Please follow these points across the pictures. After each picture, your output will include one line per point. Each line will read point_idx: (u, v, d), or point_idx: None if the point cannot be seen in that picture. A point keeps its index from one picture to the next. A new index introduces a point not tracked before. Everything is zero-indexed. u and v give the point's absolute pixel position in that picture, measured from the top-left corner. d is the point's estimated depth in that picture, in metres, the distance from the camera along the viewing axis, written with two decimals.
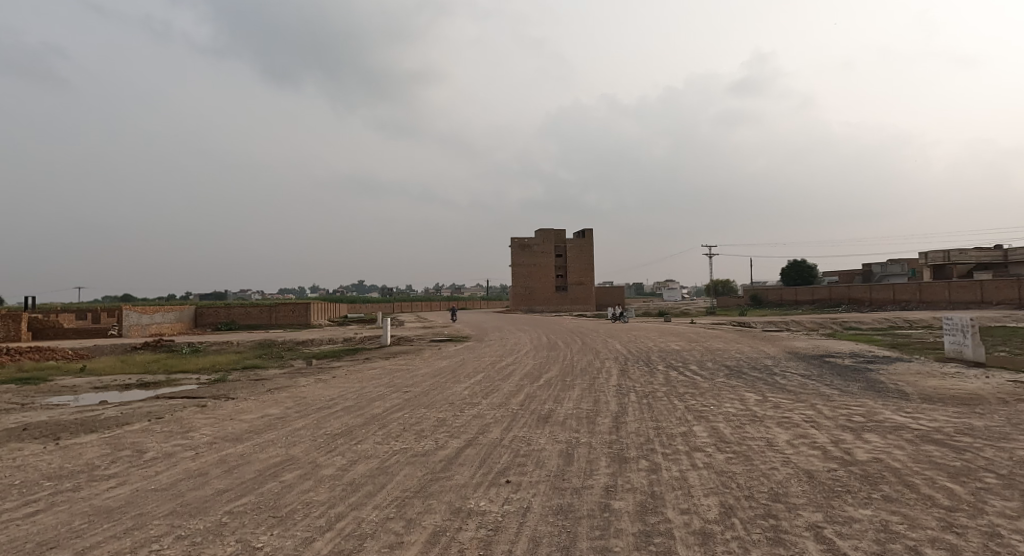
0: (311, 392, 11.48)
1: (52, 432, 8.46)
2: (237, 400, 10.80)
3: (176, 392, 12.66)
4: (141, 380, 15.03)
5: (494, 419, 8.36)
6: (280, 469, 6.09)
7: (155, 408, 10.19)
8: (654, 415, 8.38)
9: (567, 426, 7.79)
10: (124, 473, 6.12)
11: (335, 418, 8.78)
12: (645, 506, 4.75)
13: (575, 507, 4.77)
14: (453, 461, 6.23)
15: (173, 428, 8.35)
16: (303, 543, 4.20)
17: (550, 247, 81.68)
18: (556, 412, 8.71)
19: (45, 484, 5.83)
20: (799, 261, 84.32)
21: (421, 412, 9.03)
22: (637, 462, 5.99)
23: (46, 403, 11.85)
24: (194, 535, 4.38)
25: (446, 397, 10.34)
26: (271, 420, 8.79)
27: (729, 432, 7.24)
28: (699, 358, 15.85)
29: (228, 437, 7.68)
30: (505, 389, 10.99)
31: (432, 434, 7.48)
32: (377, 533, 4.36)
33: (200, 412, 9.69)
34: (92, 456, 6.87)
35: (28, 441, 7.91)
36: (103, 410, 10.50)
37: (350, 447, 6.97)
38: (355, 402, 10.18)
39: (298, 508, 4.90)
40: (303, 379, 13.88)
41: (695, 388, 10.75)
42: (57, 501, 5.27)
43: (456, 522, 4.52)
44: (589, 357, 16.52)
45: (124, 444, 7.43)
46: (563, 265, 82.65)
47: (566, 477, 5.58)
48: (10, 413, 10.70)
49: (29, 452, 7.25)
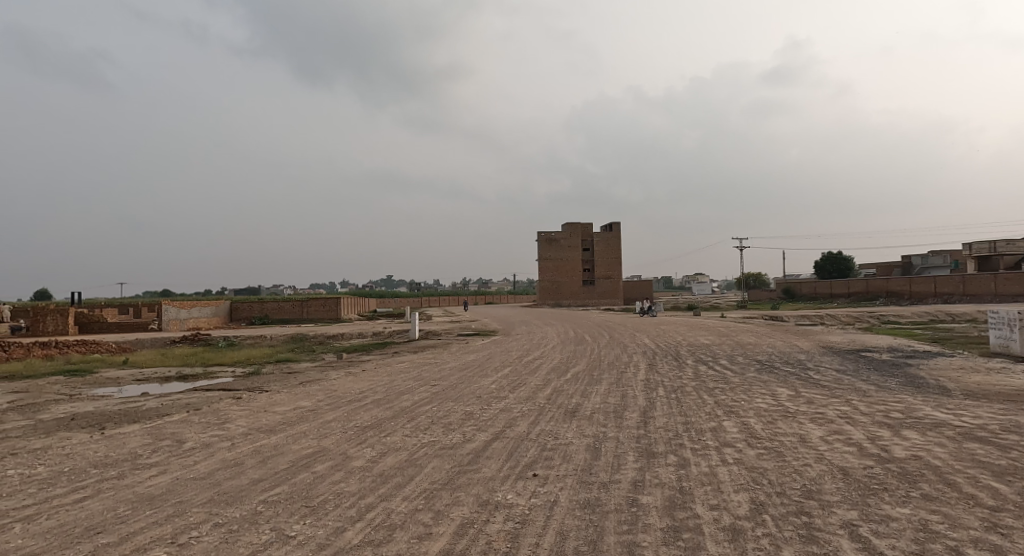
0: (341, 385, 11.71)
1: (98, 421, 8.83)
2: (270, 393, 11.10)
3: (213, 384, 13.14)
4: (181, 373, 15.56)
5: (521, 412, 8.38)
6: (312, 460, 6.23)
7: (193, 400, 10.53)
8: (683, 410, 8.28)
9: (594, 419, 7.76)
10: (165, 462, 6.35)
11: (365, 411, 8.93)
12: (674, 501, 4.70)
13: (602, 501, 4.75)
14: (481, 454, 6.27)
15: (210, 419, 8.61)
16: (335, 532, 4.29)
17: (577, 241, 81.30)
18: (584, 406, 8.67)
19: (93, 471, 6.10)
20: (834, 253, 81.80)
21: (449, 405, 9.13)
22: (666, 457, 5.94)
23: (92, 394, 12.39)
24: (231, 523, 4.51)
25: (474, 391, 10.43)
26: (304, 412, 9.00)
27: (760, 427, 7.13)
28: (730, 352, 15.64)
29: (262, 428, 7.88)
30: (531, 383, 11.03)
31: (459, 427, 7.53)
32: (406, 524, 4.42)
33: (235, 404, 9.96)
34: (135, 445, 7.15)
35: (74, 431, 8.25)
36: (143, 401, 10.92)
37: (379, 439, 7.08)
38: (384, 395, 10.36)
39: (330, 499, 5.01)
40: (334, 372, 14.20)
41: (726, 383, 10.56)
42: (104, 488, 5.51)
43: (483, 515, 4.56)
44: (616, 352, 16.29)
45: (165, 434, 7.71)
46: (590, 259, 82.33)
47: (593, 471, 5.57)
48: (60, 403, 11.19)
49: (77, 441, 7.57)
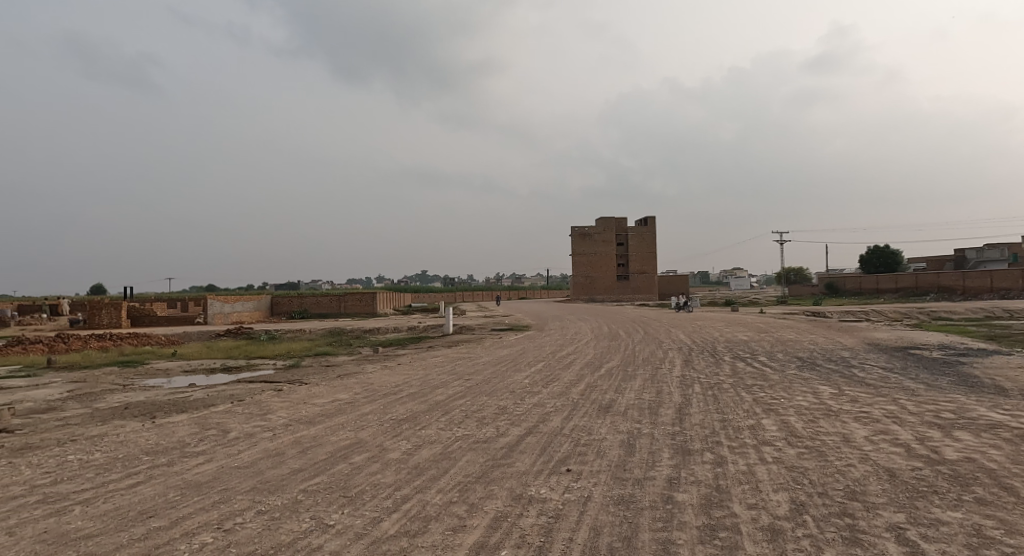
0: (378, 378, 11.93)
1: (149, 410, 9.24)
2: (310, 385, 11.40)
3: (256, 376, 13.57)
4: (225, 365, 16.12)
5: (554, 408, 8.37)
6: (350, 451, 6.37)
7: (237, 391, 10.90)
8: (720, 407, 8.12)
9: (628, 416, 7.69)
10: (211, 450, 6.59)
11: (400, 404, 9.07)
12: (711, 500, 4.62)
13: (637, 498, 4.71)
14: (514, 449, 6.30)
15: (253, 410, 8.90)
16: (371, 522, 4.38)
17: (611, 235, 80.54)
18: (618, 402, 8.60)
19: (144, 458, 6.38)
20: (881, 247, 78.84)
21: (483, 399, 9.19)
22: (702, 455, 5.84)
23: (143, 384, 12.96)
24: (273, 511, 4.66)
25: (507, 385, 10.48)
26: (341, 404, 9.21)
27: (801, 426, 6.93)
28: (769, 349, 15.26)
29: (302, 420, 8.10)
30: (565, 378, 11.01)
31: (493, 422, 7.58)
32: (441, 516, 4.48)
33: (276, 395, 10.27)
34: (184, 434, 7.45)
35: (127, 419, 8.64)
36: (190, 392, 11.37)
37: (415, 432, 7.18)
38: (419, 388, 10.50)
39: (367, 489, 5.12)
40: (370, 366, 14.47)
41: (765, 380, 10.31)
42: (155, 474, 5.76)
43: (517, 508, 4.58)
44: (651, 348, 16.08)
45: (211, 423, 8.01)
46: (625, 254, 81.46)
47: (627, 467, 5.53)
48: (114, 392, 11.75)
49: (130, 429, 7.94)
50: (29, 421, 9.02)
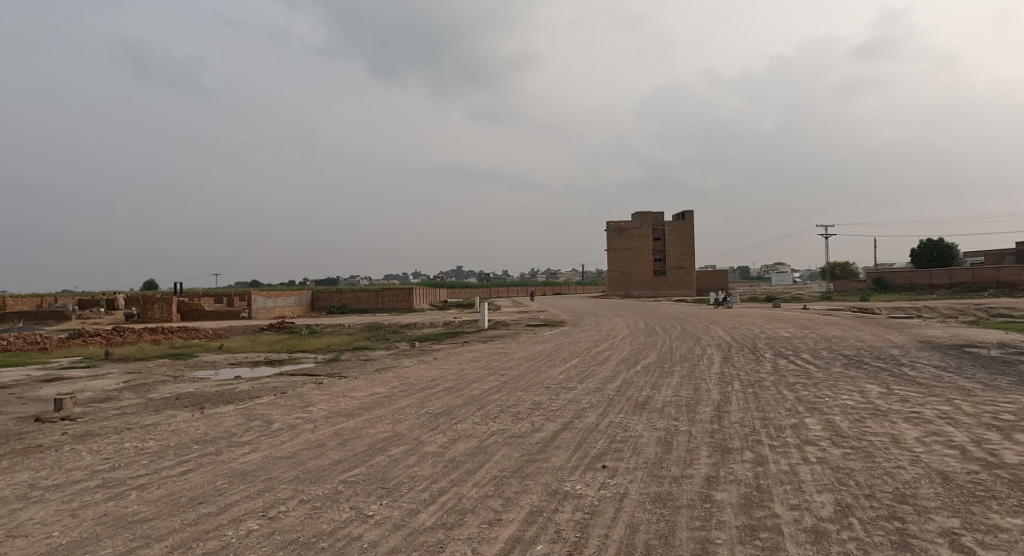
0: (414, 373, 12.11)
1: (199, 401, 9.63)
2: (349, 379, 11.66)
3: (298, 369, 13.96)
4: (269, 358, 16.64)
5: (590, 404, 8.33)
6: (388, 444, 6.49)
7: (280, 384, 11.24)
8: (761, 405, 7.92)
9: (665, 413, 7.58)
10: (256, 440, 6.82)
11: (437, 398, 9.18)
12: (751, 499, 4.52)
13: (674, 496, 4.64)
14: (549, 444, 6.29)
15: (295, 402, 9.17)
16: (409, 514, 4.45)
17: (648, 230, 79.40)
18: (655, 399, 8.49)
19: (194, 447, 6.65)
20: (935, 240, 75.37)
21: (518, 394, 9.21)
22: (742, 454, 5.71)
23: (193, 376, 13.51)
24: (314, 500, 4.79)
25: (542, 380, 10.48)
26: (379, 397, 9.38)
27: (846, 426, 6.70)
28: (813, 346, 14.79)
29: (342, 412, 8.28)
30: (601, 374, 10.93)
31: (528, 417, 7.59)
32: (477, 509, 4.52)
33: (317, 388, 10.54)
34: (230, 424, 7.73)
35: (178, 409, 9.03)
36: (236, 384, 11.79)
37: (451, 426, 7.26)
38: (455, 383, 10.61)
39: (404, 481, 5.20)
40: (407, 360, 14.70)
41: (808, 379, 10.00)
42: (204, 462, 6.00)
43: (552, 503, 4.58)
44: (688, 344, 15.81)
45: (256, 415, 8.28)
46: (662, 249, 80.21)
47: (664, 464, 5.45)
48: (166, 384, 12.28)
49: (181, 418, 8.29)
50: (89, 409, 9.53)
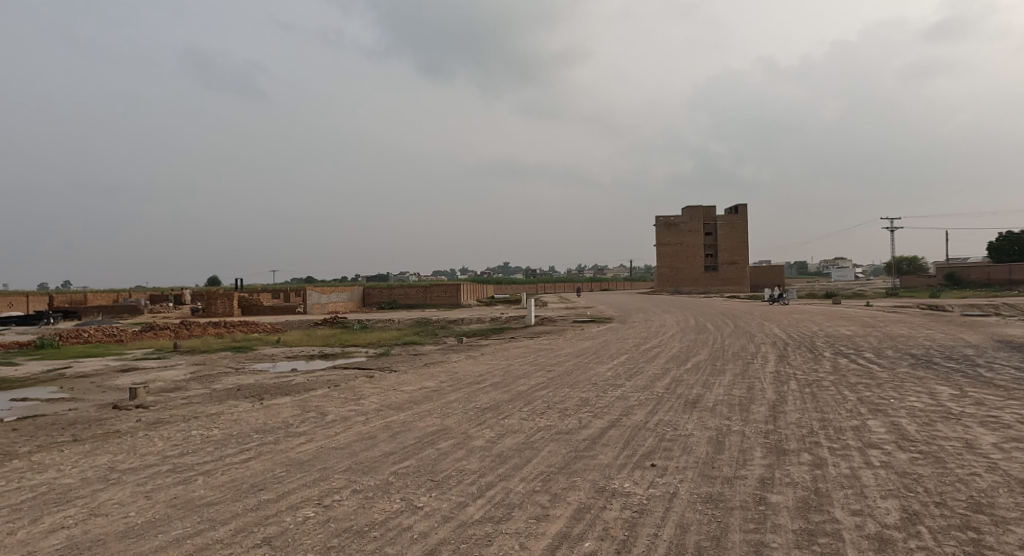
0: (462, 368, 12.27)
1: (258, 392, 10.08)
2: (399, 373, 11.93)
3: (350, 363, 14.41)
4: (323, 352, 17.23)
5: (638, 401, 8.21)
6: (436, 437, 6.60)
7: (333, 377, 11.62)
8: (819, 406, 7.59)
9: (717, 412, 7.39)
10: (312, 431, 7.08)
11: (484, 393, 9.27)
12: (808, 503, 4.35)
13: (727, 497, 4.52)
14: (597, 441, 6.24)
15: (347, 395, 9.46)
16: (457, 507, 4.52)
17: (698, 224, 77.42)
18: (705, 398, 8.29)
19: (254, 436, 6.96)
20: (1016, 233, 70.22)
21: (565, 391, 9.19)
22: (799, 456, 5.50)
23: (253, 368, 14.15)
24: (366, 490, 4.93)
25: (589, 377, 10.42)
26: (428, 392, 9.55)
27: (914, 429, 6.34)
28: (877, 345, 14.06)
29: (392, 406, 8.49)
30: (649, 371, 10.76)
31: (575, 413, 7.56)
32: (524, 504, 4.54)
33: (368, 382, 10.84)
34: (287, 415, 8.05)
35: (239, 400, 9.48)
36: (293, 376, 12.28)
37: (498, 421, 7.32)
38: (502, 378, 10.68)
39: (453, 474, 5.28)
40: (455, 355, 14.89)
41: (871, 379, 9.52)
42: (264, 451, 6.28)
43: (600, 501, 4.54)
44: (741, 341, 15.35)
45: (311, 406, 8.60)
46: (713, 244, 78.05)
47: (716, 464, 5.32)
48: (228, 375, 12.91)
49: (243, 408, 8.70)
50: (159, 398, 10.13)
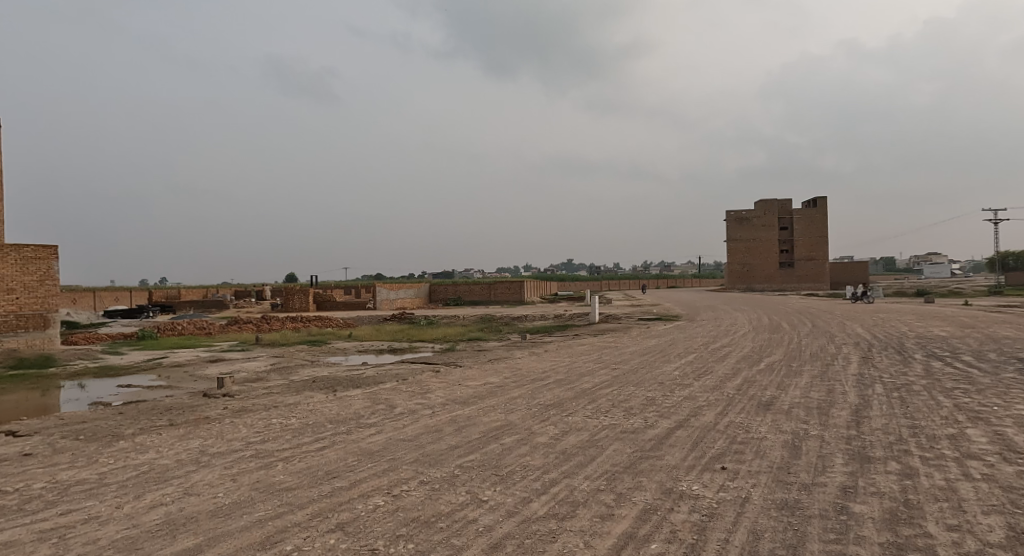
0: (526, 364, 12.33)
1: (332, 384, 10.56)
2: (464, 368, 12.15)
3: (417, 357, 14.80)
4: (391, 346, 17.80)
5: (707, 402, 7.95)
6: (501, 432, 6.66)
7: (401, 371, 11.99)
8: (909, 412, 7.06)
9: (793, 415, 7.03)
10: (381, 423, 7.33)
11: (548, 390, 9.27)
12: (897, 515, 4.06)
13: (804, 505, 4.29)
14: (664, 442, 6.10)
15: (415, 389, 9.72)
16: (522, 502, 4.54)
17: (772, 219, 73.90)
18: (780, 400, 7.91)
19: (328, 425, 7.30)
20: None
21: (630, 389, 9.03)
22: (886, 464, 5.14)
23: (326, 361, 14.83)
24: (433, 482, 5.05)
25: (655, 376, 10.19)
26: (492, 387, 9.66)
27: (1021, 440, 5.76)
28: (977, 347, 12.89)
29: (457, 400, 8.65)
30: (719, 371, 10.39)
31: (641, 412, 7.41)
32: (589, 502, 4.50)
33: (435, 376, 11.10)
34: (359, 406, 8.38)
35: (314, 391, 9.96)
36: (363, 369, 12.77)
37: (562, 418, 7.29)
38: (566, 375, 10.64)
39: (517, 470, 5.32)
40: (518, 352, 14.98)
41: (970, 384, 8.74)
42: (337, 440, 6.56)
43: (667, 503, 4.43)
44: (820, 341, 14.53)
45: (381, 399, 8.90)
46: (789, 239, 74.26)
47: (792, 470, 5.06)
48: (305, 367, 13.61)
49: (318, 399, 9.15)
50: (244, 388, 10.82)
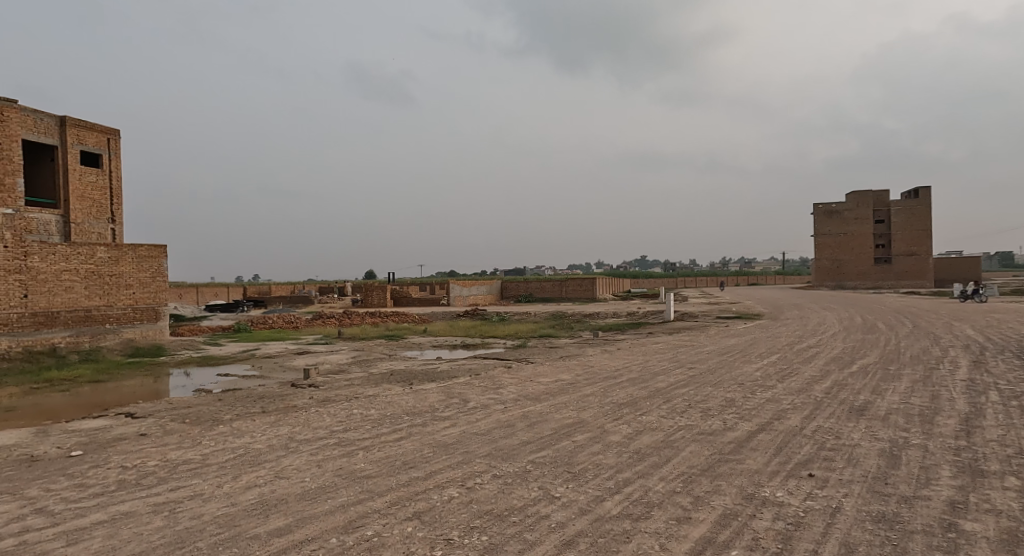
0: (598, 362, 12.19)
1: (408, 378, 10.92)
2: (535, 364, 12.19)
3: (490, 353, 15.00)
4: (464, 342, 18.16)
5: (792, 405, 7.53)
6: (573, 430, 6.62)
7: (473, 366, 12.21)
8: None
9: (890, 422, 6.51)
10: (455, 416, 7.49)
11: (621, 388, 9.12)
12: (1015, 536, 3.66)
13: (904, 519, 3.97)
14: (744, 445, 5.83)
15: (487, 384, 9.87)
16: (595, 500, 4.50)
17: (866, 211, 68.78)
18: (875, 405, 7.35)
19: (405, 417, 7.55)
20: None
21: (707, 390, 8.71)
22: (1002, 480, 4.65)
23: (403, 355, 15.36)
24: (506, 476, 5.10)
25: (735, 376, 9.77)
26: (564, 384, 9.63)
27: None
28: None
29: (529, 396, 8.70)
30: (805, 373, 9.80)
31: (719, 414, 7.13)
32: (665, 504, 4.38)
33: (507, 372, 11.22)
34: (434, 400, 8.61)
35: (392, 384, 10.35)
36: (438, 364, 13.13)
37: (635, 417, 7.15)
38: (639, 374, 10.43)
39: (589, 468, 5.26)
40: (590, 349, 14.84)
41: None
42: (413, 432, 6.78)
43: (749, 509, 4.24)
44: (921, 343, 13.38)
45: (454, 393, 9.10)
46: (885, 233, 68.85)
47: (890, 481, 4.69)
48: (383, 360, 14.17)
49: (395, 391, 9.49)
50: (327, 379, 11.42)
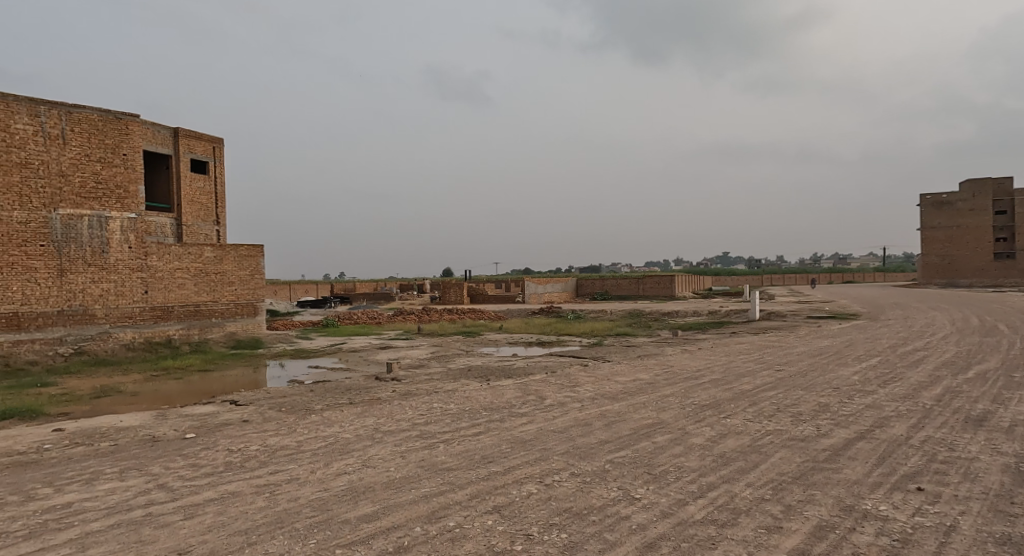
0: (678, 362, 11.84)
1: (485, 373, 11.11)
2: (613, 363, 12.01)
3: (566, 351, 14.96)
4: (540, 339, 18.20)
5: (896, 412, 6.94)
6: (653, 431, 6.46)
7: (550, 364, 12.21)
8: None
9: (1015, 435, 5.85)
10: (532, 413, 7.53)
11: (703, 389, 8.80)
12: None
13: None
14: (841, 453, 5.45)
15: (564, 381, 9.84)
16: (677, 504, 4.37)
17: (983, 202, 62.20)
18: (996, 415, 6.63)
19: (483, 412, 7.68)
20: None
21: (798, 393, 8.23)
22: None
23: (481, 351, 15.64)
24: (584, 475, 5.06)
25: (829, 380, 9.15)
26: (642, 383, 9.43)
27: None
28: None
29: (606, 395, 8.58)
30: (911, 378, 9.01)
31: (812, 419, 6.70)
32: (753, 511, 4.18)
33: (583, 370, 11.14)
34: (511, 396, 8.70)
35: (470, 379, 10.57)
36: (514, 360, 13.26)
37: (719, 420, 6.87)
38: (722, 375, 10.02)
39: (671, 470, 5.12)
40: (670, 348, 14.41)
41: None
42: (491, 427, 6.88)
43: (848, 522, 3.95)
44: None
45: (531, 390, 9.15)
46: (1007, 225, 61.96)
47: (1016, 500, 4.22)
48: (461, 356, 14.50)
49: (473, 387, 9.68)
50: (409, 373, 11.84)
